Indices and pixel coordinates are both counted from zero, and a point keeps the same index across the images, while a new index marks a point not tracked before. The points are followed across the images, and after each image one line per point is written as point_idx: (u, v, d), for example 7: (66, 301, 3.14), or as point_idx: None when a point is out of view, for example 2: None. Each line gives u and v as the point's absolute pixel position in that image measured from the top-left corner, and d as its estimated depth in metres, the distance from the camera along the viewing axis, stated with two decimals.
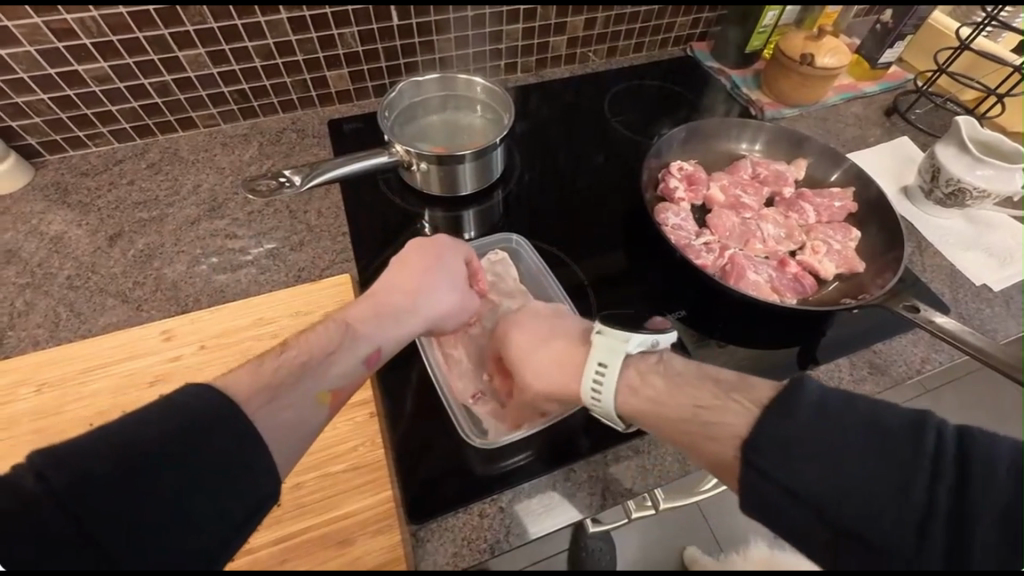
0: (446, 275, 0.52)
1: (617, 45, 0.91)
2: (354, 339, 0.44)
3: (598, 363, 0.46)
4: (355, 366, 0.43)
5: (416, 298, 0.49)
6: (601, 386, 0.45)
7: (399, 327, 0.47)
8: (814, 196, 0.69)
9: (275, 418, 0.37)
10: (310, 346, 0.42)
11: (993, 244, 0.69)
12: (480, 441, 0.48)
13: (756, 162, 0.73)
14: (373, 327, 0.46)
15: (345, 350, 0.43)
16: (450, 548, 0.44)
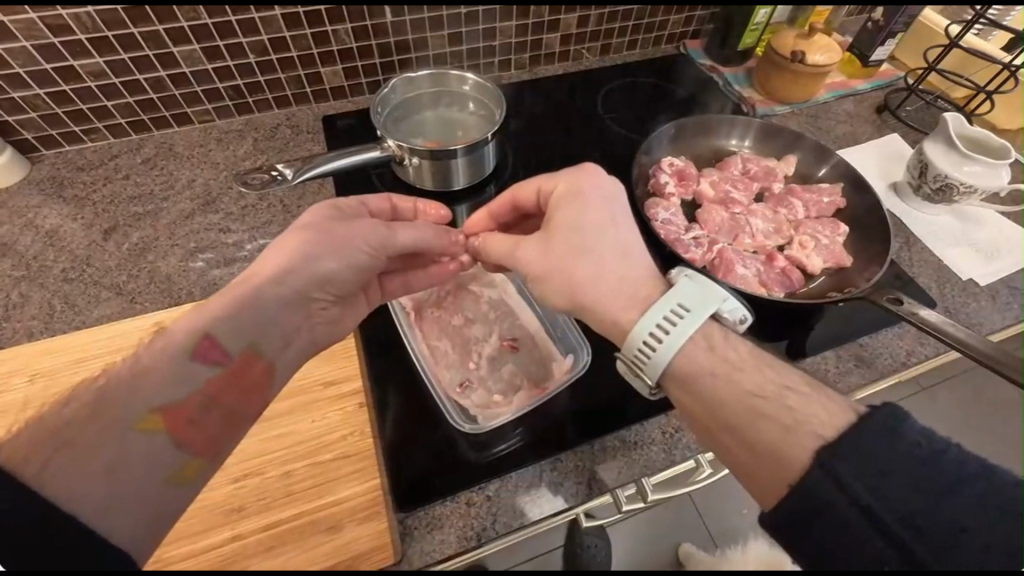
0: (293, 240, 0.47)
1: (611, 42, 0.91)
2: (170, 341, 0.40)
3: (678, 305, 0.41)
4: (182, 366, 0.40)
5: (263, 279, 0.45)
6: (662, 343, 0.41)
7: (242, 313, 0.43)
8: (803, 191, 0.70)
9: (139, 390, 0.37)
10: (130, 365, 0.38)
11: (979, 239, 0.70)
12: (469, 425, 0.48)
13: (747, 158, 0.73)
14: (200, 320, 0.41)
15: (162, 355, 0.39)
16: (438, 536, 0.45)
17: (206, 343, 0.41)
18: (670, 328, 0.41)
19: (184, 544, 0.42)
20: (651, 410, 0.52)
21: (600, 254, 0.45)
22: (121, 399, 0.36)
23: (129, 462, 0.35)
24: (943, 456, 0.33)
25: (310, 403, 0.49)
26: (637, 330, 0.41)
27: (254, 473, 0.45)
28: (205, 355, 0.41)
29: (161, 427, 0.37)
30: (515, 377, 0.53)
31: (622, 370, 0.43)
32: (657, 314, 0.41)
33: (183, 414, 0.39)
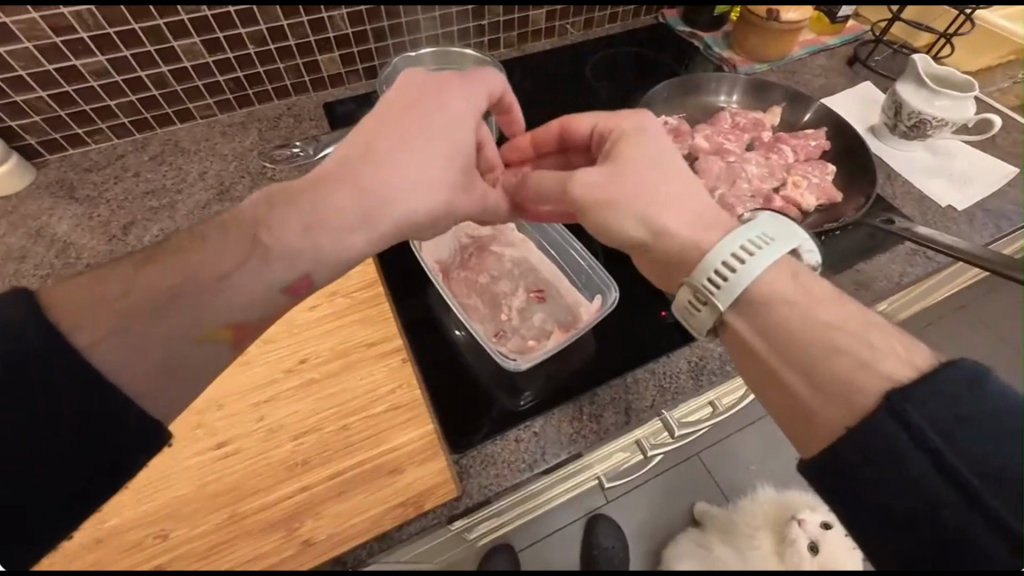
0: (411, 157, 0.44)
1: (593, 16, 0.95)
2: (272, 268, 0.41)
3: (747, 240, 0.40)
4: (273, 294, 0.42)
5: (369, 199, 0.43)
6: (734, 271, 0.39)
7: (333, 249, 0.43)
8: (790, 138, 0.74)
9: (226, 294, 0.40)
10: (222, 256, 0.40)
11: (953, 169, 0.75)
12: (520, 364, 0.50)
13: (734, 113, 0.77)
14: (298, 249, 0.41)
15: (257, 275, 0.41)
16: (492, 470, 0.47)
17: (298, 283, 0.42)
18: (748, 256, 0.39)
19: (255, 498, 0.44)
20: (675, 342, 0.56)
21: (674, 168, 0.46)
22: (206, 304, 0.39)
23: (198, 368, 0.41)
24: (914, 355, 0.35)
25: (355, 363, 0.51)
26: (709, 258, 0.40)
27: (313, 430, 0.47)
28: (294, 289, 0.43)
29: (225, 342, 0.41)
30: (545, 323, 0.55)
31: (687, 303, 0.42)
32: (725, 248, 0.40)
33: (246, 334, 0.42)
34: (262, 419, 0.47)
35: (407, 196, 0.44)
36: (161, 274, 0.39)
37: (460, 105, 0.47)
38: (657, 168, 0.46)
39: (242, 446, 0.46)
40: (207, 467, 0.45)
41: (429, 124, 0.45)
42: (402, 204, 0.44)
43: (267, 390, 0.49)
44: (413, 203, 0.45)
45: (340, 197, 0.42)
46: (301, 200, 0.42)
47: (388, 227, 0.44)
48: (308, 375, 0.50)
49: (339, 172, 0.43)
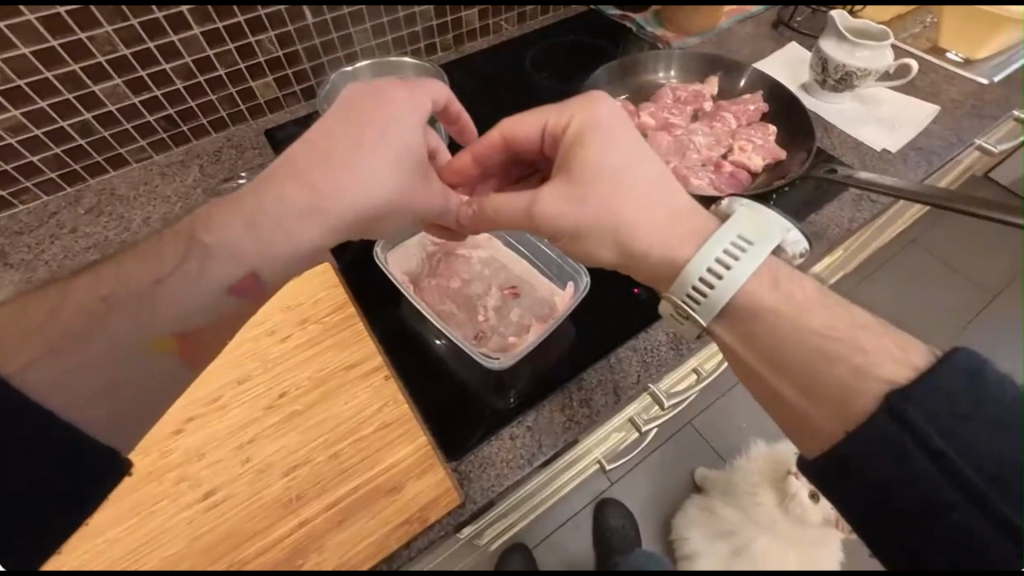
0: (341, 156, 0.45)
1: (525, 10, 0.95)
2: (215, 266, 0.45)
3: (729, 243, 0.42)
4: (219, 295, 0.45)
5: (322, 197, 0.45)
6: (715, 283, 0.41)
7: (273, 245, 0.45)
8: (730, 105, 0.77)
9: (168, 291, 0.44)
10: (180, 274, 0.45)
11: (882, 115, 0.79)
12: (499, 361, 0.50)
13: (675, 87, 0.79)
14: (239, 249, 0.45)
15: (201, 278, 0.45)
16: (492, 471, 0.47)
17: (243, 283, 0.46)
18: (731, 263, 0.41)
19: (252, 544, 0.42)
20: (652, 317, 0.57)
21: (653, 169, 0.45)
22: (151, 316, 0.44)
23: (156, 377, 0.45)
24: (911, 357, 0.38)
25: (337, 388, 0.50)
26: (691, 269, 0.42)
27: (304, 463, 0.46)
28: (239, 288, 0.46)
29: (172, 345, 0.45)
30: (523, 317, 0.55)
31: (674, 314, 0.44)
32: (710, 256, 0.41)
33: (194, 333, 0.46)
34: (248, 461, 0.46)
35: (358, 195, 0.46)
36: (115, 301, 0.44)
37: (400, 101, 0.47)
38: (636, 170, 0.45)
39: (231, 493, 0.44)
40: (197, 520, 0.43)
41: (359, 121, 0.46)
42: (337, 205, 0.46)
43: (249, 431, 0.47)
44: (348, 198, 0.46)
45: (290, 199, 0.45)
46: (246, 201, 0.45)
47: (341, 221, 0.46)
48: (290, 408, 0.48)
49: (282, 176, 0.45)
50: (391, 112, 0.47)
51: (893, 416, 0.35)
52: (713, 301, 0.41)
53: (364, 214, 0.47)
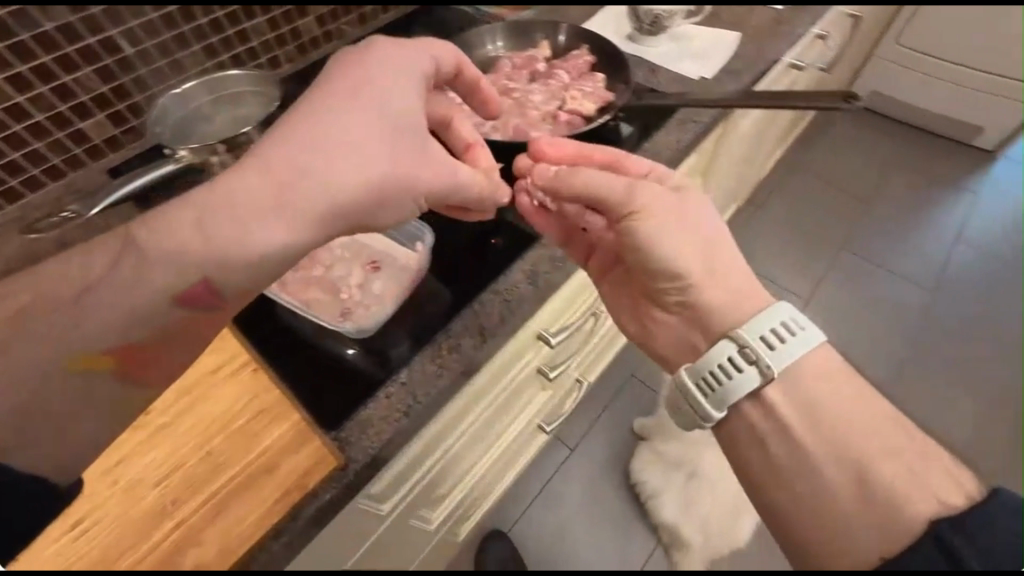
0: (338, 120, 0.39)
1: (365, 11, 0.96)
2: (156, 271, 0.38)
3: (759, 334, 0.43)
4: (164, 305, 0.38)
5: (284, 174, 0.38)
6: (734, 375, 0.43)
7: (232, 243, 0.38)
8: (562, 63, 0.83)
9: (57, 319, 0.38)
10: (111, 282, 0.38)
11: (695, 49, 0.88)
12: (352, 327, 0.51)
13: (510, 57, 0.85)
14: (185, 246, 0.38)
15: (141, 280, 0.38)
16: (371, 431, 0.48)
17: (189, 289, 0.38)
18: (742, 367, 0.43)
19: (125, 558, 0.41)
20: (509, 260, 0.60)
21: (681, 202, 0.52)
22: (70, 338, 0.38)
23: (41, 418, 0.39)
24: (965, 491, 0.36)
25: (202, 391, 0.50)
26: (709, 357, 0.45)
27: (176, 469, 0.45)
28: (191, 299, 0.39)
29: (106, 366, 0.39)
30: (382, 287, 0.57)
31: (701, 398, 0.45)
32: (722, 351, 0.44)
33: (133, 355, 0.40)
34: (116, 481, 0.45)
35: (338, 169, 0.39)
36: (25, 322, 0.39)
37: (375, 60, 0.42)
38: (658, 202, 0.51)
39: (99, 516, 0.43)
40: (65, 551, 0.42)
41: (330, 89, 0.41)
42: (347, 176, 0.39)
43: (114, 454, 0.46)
44: (318, 177, 0.39)
45: (254, 173, 0.38)
46: (204, 197, 0.38)
47: (319, 207, 0.39)
48: (155, 421, 0.48)
49: (265, 149, 0.39)
50: (376, 70, 0.42)
51: (940, 545, 0.33)
52: (744, 380, 0.43)
53: (346, 196, 0.40)
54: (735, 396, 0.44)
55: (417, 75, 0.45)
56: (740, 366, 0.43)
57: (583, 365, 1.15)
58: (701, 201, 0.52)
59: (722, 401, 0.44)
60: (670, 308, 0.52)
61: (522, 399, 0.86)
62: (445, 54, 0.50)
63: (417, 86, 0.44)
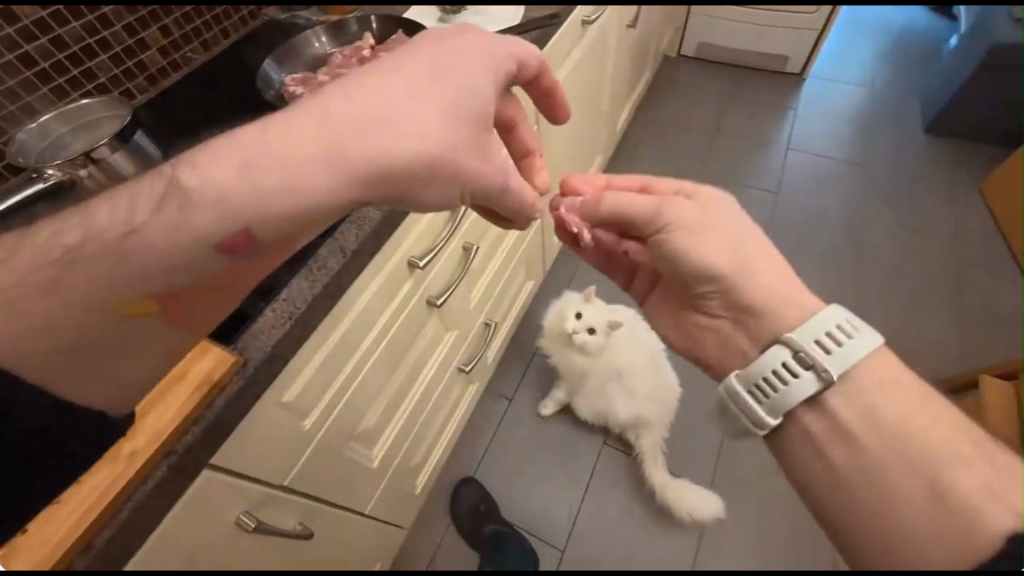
0: (459, 65, 0.51)
1: (205, 38, 1.07)
2: (198, 220, 0.46)
3: (774, 370, 0.58)
4: (206, 251, 0.47)
5: (343, 145, 0.45)
6: (761, 401, 0.59)
7: (275, 187, 0.45)
8: (385, 47, 0.97)
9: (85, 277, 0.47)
10: (159, 224, 0.46)
11: (492, 18, 1.08)
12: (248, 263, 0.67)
13: (342, 53, 0.98)
14: (230, 189, 0.45)
15: (184, 223, 0.46)
16: (264, 339, 0.63)
17: (226, 237, 0.47)
18: (780, 385, 0.57)
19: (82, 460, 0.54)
20: None
21: (723, 224, 0.64)
22: (117, 280, 0.47)
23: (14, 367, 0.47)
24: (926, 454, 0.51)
25: None
26: (750, 372, 0.60)
27: None
28: (229, 247, 0.47)
29: (148, 310, 0.49)
30: None
31: (736, 408, 0.61)
32: (739, 382, 0.60)
33: (172, 300, 0.50)
34: None
35: (404, 151, 0.47)
36: (64, 277, 0.48)
37: (460, 51, 0.51)
38: (696, 220, 0.64)
39: None
40: None
41: (444, 44, 0.51)
42: (384, 154, 0.47)
43: None
44: (385, 145, 0.46)
45: (331, 129, 0.45)
46: (273, 120, 0.47)
47: (365, 174, 0.46)
48: None
49: (345, 90, 0.47)
50: (470, 57, 0.51)
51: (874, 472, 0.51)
52: (776, 405, 0.58)
53: (402, 173, 0.48)
54: (763, 417, 0.59)
55: (507, 47, 0.55)
56: (766, 395, 0.59)
57: (484, 306, 1.31)
58: (726, 209, 0.65)
59: (754, 426, 0.60)
60: (715, 313, 0.66)
61: (423, 331, 1.01)
62: (531, 54, 0.57)
63: (493, 66, 0.53)
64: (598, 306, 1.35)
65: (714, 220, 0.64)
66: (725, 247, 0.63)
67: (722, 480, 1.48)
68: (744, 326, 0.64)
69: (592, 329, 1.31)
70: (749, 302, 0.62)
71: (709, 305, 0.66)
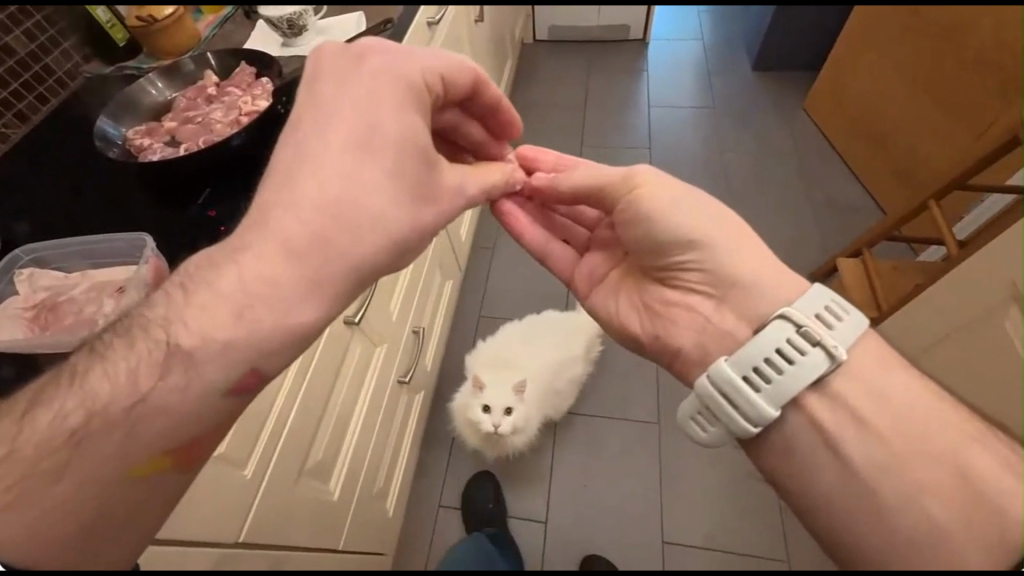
0: (376, 111, 0.54)
1: (19, 108, 0.96)
2: (210, 373, 0.50)
3: (772, 354, 0.52)
4: (221, 400, 0.52)
5: (316, 255, 0.52)
6: (759, 390, 0.53)
7: (275, 324, 0.51)
8: (230, 80, 0.94)
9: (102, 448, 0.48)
10: (168, 387, 0.49)
11: (335, 32, 1.08)
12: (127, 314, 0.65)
13: (184, 95, 0.94)
14: (231, 336, 0.50)
15: (197, 379, 0.50)
16: None
17: (240, 380, 0.52)
18: (778, 371, 0.52)
19: None
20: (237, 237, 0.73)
21: (688, 194, 0.62)
22: (141, 443, 0.49)
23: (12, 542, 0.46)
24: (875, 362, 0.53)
25: None
26: (746, 359, 0.53)
27: None
28: (238, 388, 0.53)
29: (169, 466, 0.52)
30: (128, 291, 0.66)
31: (727, 412, 0.54)
32: (734, 373, 0.54)
33: (190, 451, 0.53)
34: None
35: (366, 223, 0.53)
36: (78, 455, 0.47)
37: (387, 93, 0.55)
38: (655, 182, 0.63)
39: None
40: None
41: (348, 88, 0.55)
42: (354, 241, 0.54)
43: None
44: (353, 240, 0.53)
45: (289, 229, 0.51)
46: (252, 245, 0.51)
47: (339, 264, 0.53)
48: None
49: (298, 173, 0.52)
50: (383, 101, 0.55)
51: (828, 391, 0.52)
52: (777, 394, 0.52)
53: (369, 246, 0.54)
54: (767, 411, 0.52)
55: (418, 64, 0.58)
56: (766, 383, 0.52)
57: (407, 315, 1.33)
58: (707, 207, 0.62)
59: (744, 427, 0.54)
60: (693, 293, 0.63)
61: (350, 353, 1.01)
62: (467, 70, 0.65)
63: (402, 90, 0.56)
64: (501, 381, 1.37)
65: (662, 194, 0.63)
66: (689, 225, 0.61)
67: (668, 411, 1.61)
68: (728, 305, 0.60)
69: (507, 409, 1.34)
70: (732, 276, 0.60)
71: (689, 279, 0.63)
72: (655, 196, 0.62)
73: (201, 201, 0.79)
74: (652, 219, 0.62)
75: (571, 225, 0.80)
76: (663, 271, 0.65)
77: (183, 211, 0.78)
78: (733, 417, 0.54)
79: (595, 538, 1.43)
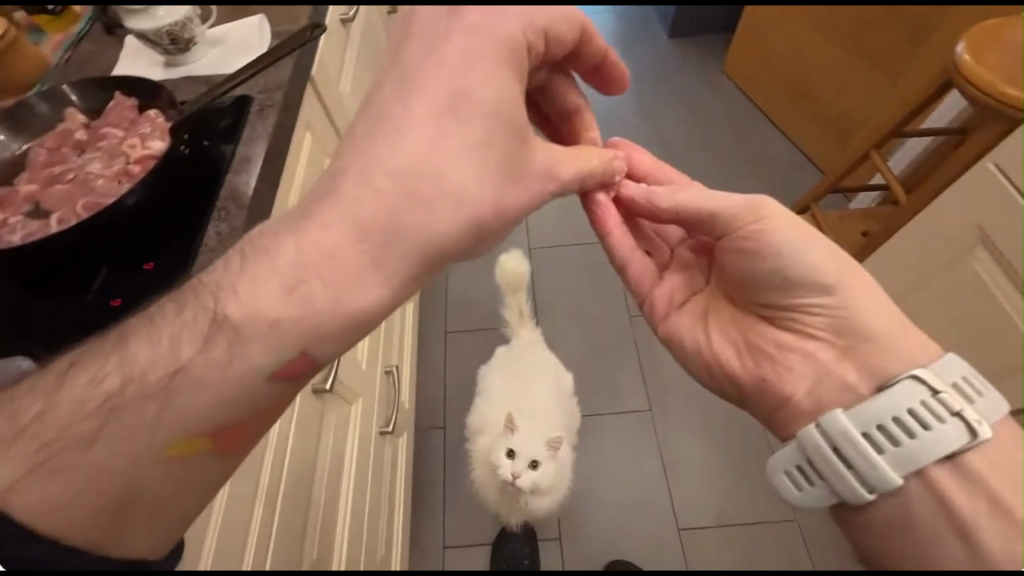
0: (475, 75, 0.46)
1: None
2: (249, 352, 0.46)
3: (904, 415, 0.48)
4: (264, 382, 0.47)
5: (337, 269, 0.46)
6: (884, 451, 0.49)
7: (298, 329, 0.46)
8: (103, 119, 0.73)
9: (135, 420, 0.45)
10: (211, 361, 0.46)
11: (232, 41, 0.87)
12: None
13: (42, 146, 0.72)
14: (273, 312, 0.46)
15: (238, 356, 0.46)
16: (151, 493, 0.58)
17: (287, 366, 0.47)
18: (913, 435, 0.48)
19: None
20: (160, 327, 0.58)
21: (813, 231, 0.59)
22: (177, 420, 0.45)
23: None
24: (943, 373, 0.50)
25: None
26: (873, 413, 0.50)
27: None
28: (285, 373, 0.47)
29: (210, 448, 0.47)
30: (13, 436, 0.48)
31: (838, 472, 0.51)
32: (852, 425, 0.50)
33: (234, 432, 0.48)
34: None
35: (421, 226, 0.46)
36: (97, 461, 0.44)
37: (476, 67, 0.47)
38: (781, 215, 0.59)
39: None
40: None
41: (441, 54, 0.47)
42: (391, 240, 0.47)
43: None
44: (412, 229, 0.46)
45: (330, 221, 0.46)
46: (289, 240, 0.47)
47: (374, 273, 0.46)
48: None
49: (372, 130, 0.47)
50: (473, 72, 0.46)
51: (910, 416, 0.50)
52: (902, 459, 0.48)
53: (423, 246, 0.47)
54: (887, 480, 0.49)
55: (517, 18, 0.50)
56: (896, 444, 0.48)
57: (377, 355, 1.17)
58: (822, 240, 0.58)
59: (858, 489, 0.50)
60: (811, 325, 0.58)
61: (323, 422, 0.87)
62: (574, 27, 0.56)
63: (503, 51, 0.48)
64: (534, 432, 1.23)
65: (779, 222, 0.58)
66: (809, 247, 0.57)
67: (658, 396, 1.58)
68: (853, 357, 0.55)
69: (535, 462, 1.20)
70: (856, 318, 0.56)
71: (810, 323, 0.58)
72: (778, 228, 0.58)
73: (103, 283, 0.62)
74: (776, 253, 0.58)
75: (658, 238, 0.74)
76: (772, 309, 0.61)
77: (85, 299, 0.61)
78: (843, 479, 0.50)
79: (613, 542, 1.38)
